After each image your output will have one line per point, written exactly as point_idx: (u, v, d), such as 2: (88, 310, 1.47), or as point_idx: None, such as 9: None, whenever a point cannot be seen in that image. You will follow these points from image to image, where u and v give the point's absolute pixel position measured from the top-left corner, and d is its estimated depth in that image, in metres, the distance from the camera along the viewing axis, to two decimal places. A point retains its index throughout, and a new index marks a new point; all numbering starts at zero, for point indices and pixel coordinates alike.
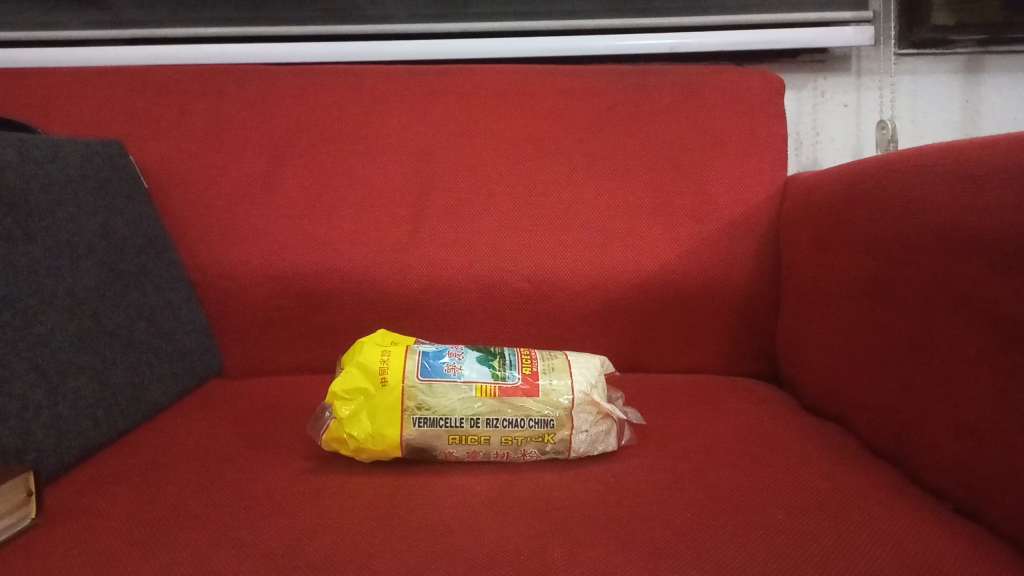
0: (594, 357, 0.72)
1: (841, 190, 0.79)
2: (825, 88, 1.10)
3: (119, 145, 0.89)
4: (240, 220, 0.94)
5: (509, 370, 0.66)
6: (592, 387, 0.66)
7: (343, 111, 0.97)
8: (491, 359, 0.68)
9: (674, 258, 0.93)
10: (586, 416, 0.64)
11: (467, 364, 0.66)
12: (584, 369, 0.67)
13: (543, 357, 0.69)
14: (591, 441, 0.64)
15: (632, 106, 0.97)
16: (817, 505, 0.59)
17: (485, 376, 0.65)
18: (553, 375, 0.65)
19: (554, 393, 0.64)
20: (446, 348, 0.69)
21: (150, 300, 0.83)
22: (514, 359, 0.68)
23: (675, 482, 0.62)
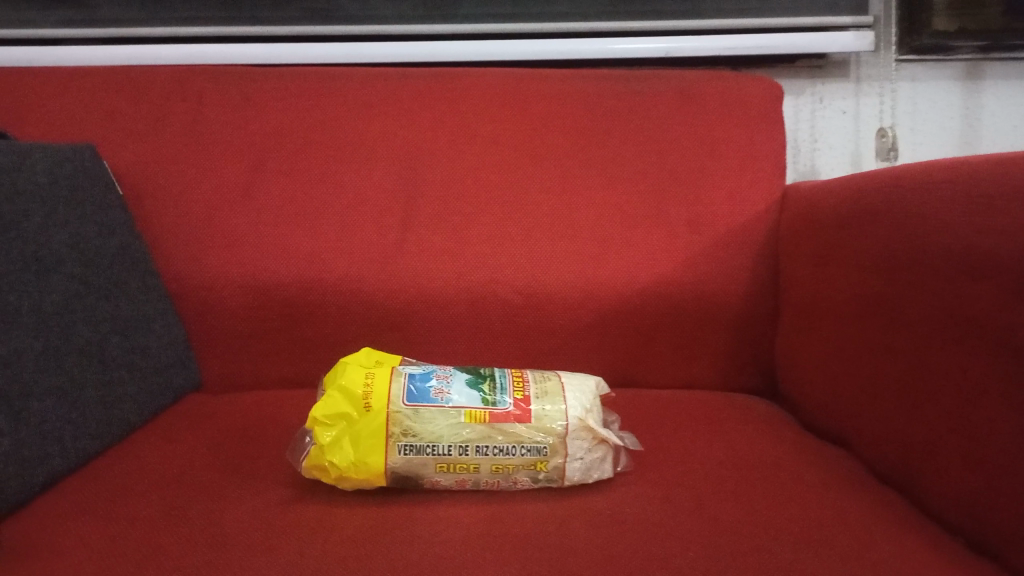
0: (589, 377, 0.69)
1: (847, 204, 0.76)
2: (824, 94, 1.07)
3: (92, 151, 0.85)
4: (220, 229, 0.90)
5: (499, 394, 0.62)
6: (587, 412, 0.63)
7: (327, 115, 0.93)
8: (481, 382, 0.64)
9: (670, 271, 0.90)
10: (579, 442, 0.61)
11: (454, 386, 0.63)
12: (577, 392, 0.64)
13: (535, 379, 0.66)
14: (586, 468, 0.61)
15: (626, 112, 0.94)
16: (823, 539, 0.56)
17: (474, 401, 0.62)
18: (546, 400, 0.62)
19: (547, 418, 0.61)
20: (433, 368, 0.66)
21: (123, 313, 0.79)
22: (504, 381, 0.65)
23: (674, 515, 0.59)
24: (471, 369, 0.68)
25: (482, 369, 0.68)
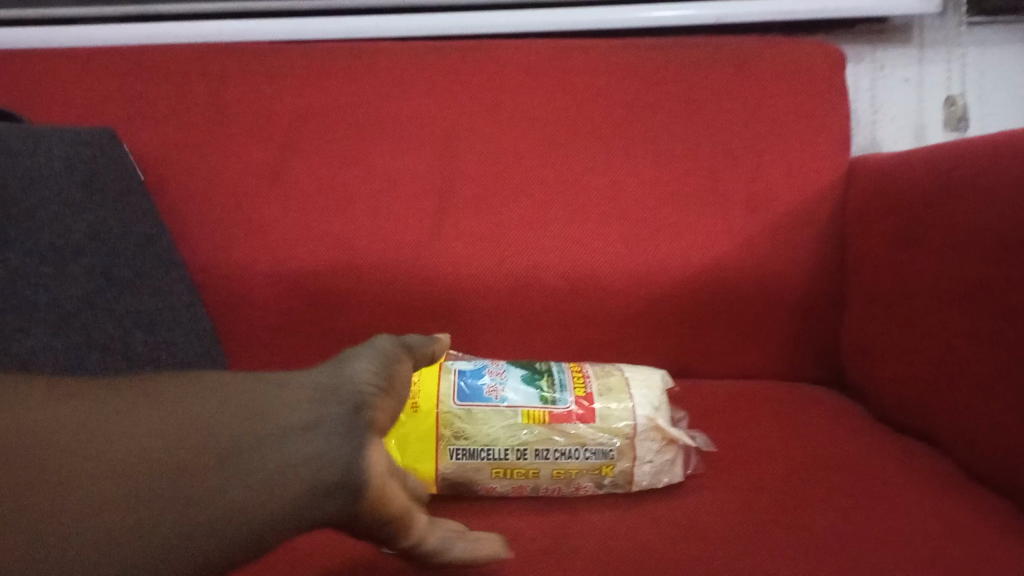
0: (651, 370, 0.67)
1: (927, 176, 0.69)
2: (884, 61, 1.00)
3: (111, 134, 0.80)
4: (247, 217, 0.85)
5: (560, 392, 0.61)
6: (656, 410, 0.61)
7: (356, 92, 0.87)
8: (538, 378, 0.63)
9: (725, 255, 0.85)
10: (649, 445, 0.59)
11: (512, 383, 0.62)
12: (643, 387, 0.62)
13: (597, 375, 0.64)
14: (659, 472, 0.59)
15: (676, 83, 0.87)
16: (926, 559, 0.51)
17: (533, 399, 0.60)
18: (610, 397, 0.61)
19: (612, 417, 0.59)
20: (489, 365, 0.65)
21: (148, 307, 0.75)
22: (565, 377, 0.63)
23: (755, 535, 0.54)
24: (530, 363, 0.67)
25: (541, 363, 0.66)
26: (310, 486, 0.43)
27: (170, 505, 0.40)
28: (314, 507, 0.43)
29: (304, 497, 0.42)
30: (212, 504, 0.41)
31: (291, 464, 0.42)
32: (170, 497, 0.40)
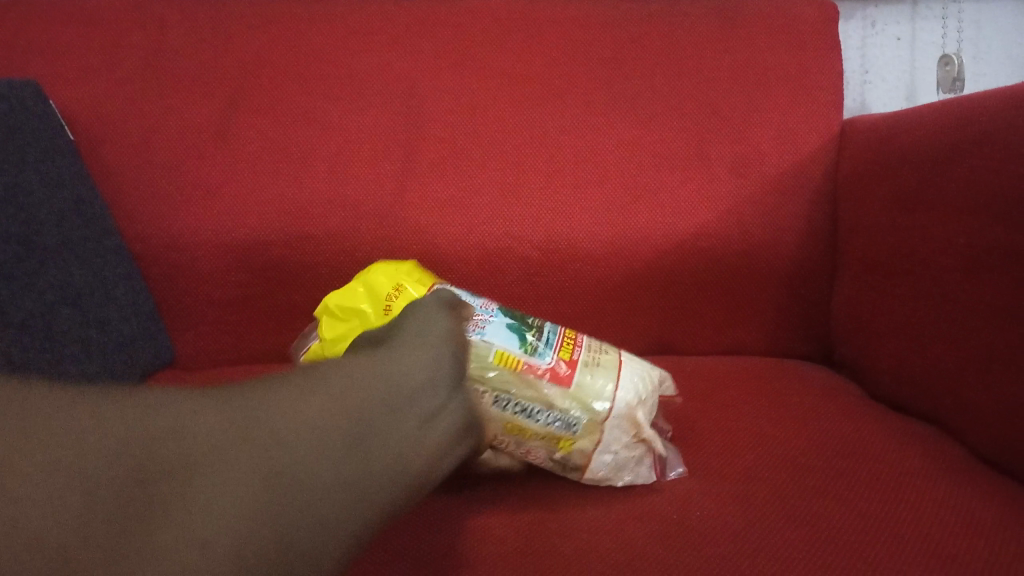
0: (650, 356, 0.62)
1: (932, 138, 0.64)
2: (876, 18, 0.94)
3: (33, 86, 0.72)
4: (191, 182, 0.77)
5: (543, 346, 0.56)
6: (639, 399, 0.55)
7: (308, 43, 0.79)
8: (526, 327, 0.58)
9: (710, 223, 0.79)
10: (617, 433, 0.54)
11: (493, 327, 0.57)
12: (634, 370, 0.56)
13: (589, 344, 0.59)
14: (614, 466, 0.54)
15: (658, 37, 0.80)
16: (947, 558, 0.46)
17: (511, 346, 0.56)
18: (594, 370, 0.55)
19: (590, 389, 0.54)
20: (480, 304, 0.60)
21: (76, 280, 0.68)
22: (553, 337, 0.58)
23: (757, 533, 0.49)
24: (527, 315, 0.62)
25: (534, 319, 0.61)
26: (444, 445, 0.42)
27: (358, 464, 0.37)
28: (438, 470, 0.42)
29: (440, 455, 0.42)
30: (381, 462, 0.38)
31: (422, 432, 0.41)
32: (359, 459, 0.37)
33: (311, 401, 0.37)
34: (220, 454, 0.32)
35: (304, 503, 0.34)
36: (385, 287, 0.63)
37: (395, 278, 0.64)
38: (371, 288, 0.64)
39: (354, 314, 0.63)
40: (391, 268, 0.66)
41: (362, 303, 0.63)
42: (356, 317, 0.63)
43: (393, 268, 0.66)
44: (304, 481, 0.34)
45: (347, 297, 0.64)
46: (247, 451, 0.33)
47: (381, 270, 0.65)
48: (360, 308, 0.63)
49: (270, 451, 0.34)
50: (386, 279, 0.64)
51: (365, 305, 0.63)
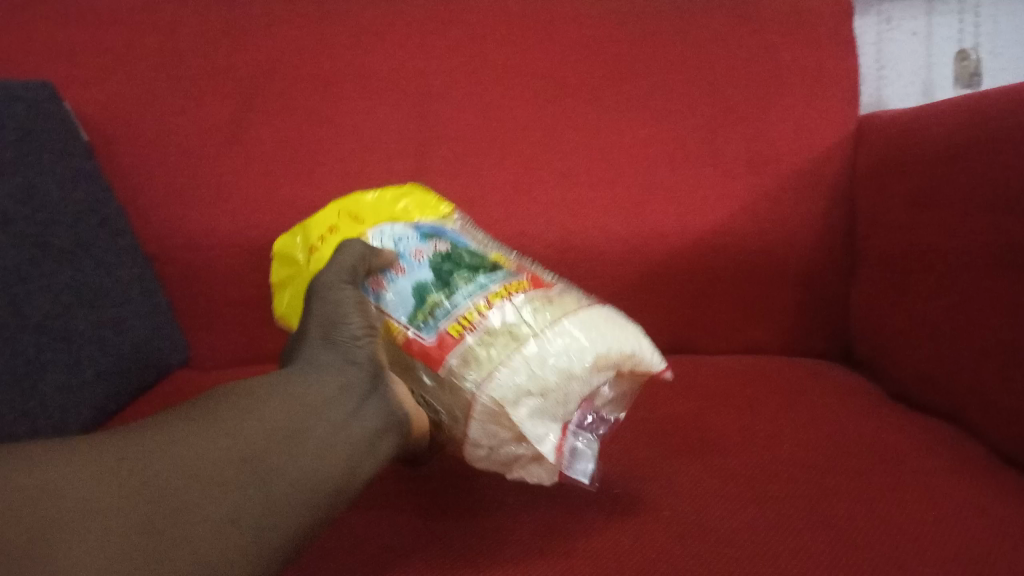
0: (611, 341, 0.48)
1: (950, 134, 0.63)
2: (892, 13, 0.94)
3: (48, 88, 0.72)
4: (205, 183, 0.78)
5: (436, 317, 0.49)
6: (524, 392, 0.45)
7: (321, 42, 0.79)
8: (435, 284, 0.50)
9: (725, 221, 0.79)
10: (490, 424, 0.46)
11: (402, 286, 0.51)
12: (541, 343, 0.46)
13: (519, 303, 0.48)
14: (497, 456, 0.48)
15: (673, 34, 0.80)
16: (969, 561, 0.45)
17: (402, 315, 0.51)
18: (490, 340, 0.46)
19: (466, 365, 0.46)
20: (417, 245, 0.53)
21: (92, 279, 0.68)
22: (470, 293, 0.49)
23: (778, 534, 0.48)
24: (482, 259, 0.53)
25: (484, 263, 0.52)
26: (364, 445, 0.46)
27: (260, 484, 0.41)
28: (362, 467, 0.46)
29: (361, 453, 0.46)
30: (284, 487, 0.41)
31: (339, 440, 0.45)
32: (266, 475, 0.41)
33: (192, 454, 0.40)
34: (110, 498, 0.37)
35: (196, 547, 0.37)
36: (317, 234, 0.59)
37: (330, 223, 0.59)
38: (307, 232, 0.60)
39: (291, 257, 0.61)
40: (343, 205, 0.60)
41: (299, 246, 0.61)
42: (291, 263, 0.61)
43: (343, 206, 0.60)
44: (202, 507, 0.38)
45: (294, 238, 0.62)
46: (132, 496, 0.37)
47: (332, 208, 0.60)
48: (295, 253, 0.61)
49: (152, 509, 0.37)
50: (323, 222, 0.60)
51: (299, 250, 0.60)
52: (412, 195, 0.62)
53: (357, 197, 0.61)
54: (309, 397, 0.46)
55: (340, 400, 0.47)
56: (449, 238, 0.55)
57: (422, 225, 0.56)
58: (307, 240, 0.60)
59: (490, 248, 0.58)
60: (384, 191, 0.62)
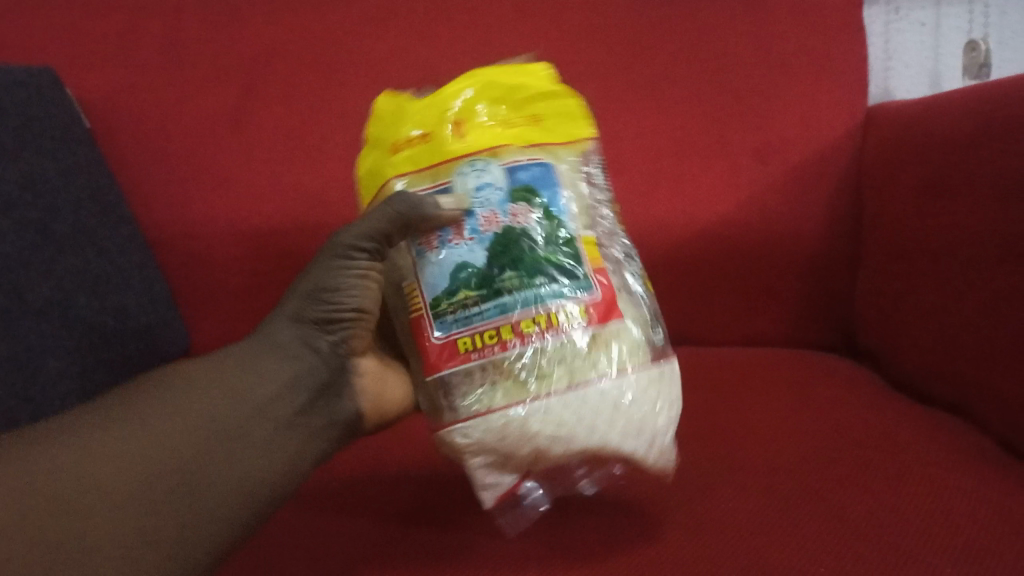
0: (626, 435, 0.43)
1: (958, 124, 0.63)
2: (900, 3, 0.93)
3: (51, 74, 0.72)
4: (210, 172, 0.78)
5: (457, 317, 0.45)
6: (483, 443, 0.43)
7: (324, 30, 0.78)
8: (475, 283, 0.45)
9: (730, 212, 0.79)
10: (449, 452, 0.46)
11: (446, 259, 0.46)
12: (539, 418, 0.42)
13: (552, 349, 0.44)
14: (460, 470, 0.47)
15: (680, 21, 0.79)
16: (975, 552, 0.45)
17: (430, 292, 0.46)
18: (491, 379, 0.44)
19: (459, 388, 0.45)
20: (496, 205, 0.46)
21: (94, 268, 0.69)
22: (508, 310, 0.44)
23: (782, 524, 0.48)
24: (557, 250, 0.46)
25: (555, 261, 0.46)
26: (299, 451, 0.48)
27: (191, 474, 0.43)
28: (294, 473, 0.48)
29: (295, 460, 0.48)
30: (231, 477, 0.44)
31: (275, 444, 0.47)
32: (198, 468, 0.43)
33: (152, 434, 0.43)
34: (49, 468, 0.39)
35: (120, 532, 0.39)
36: (423, 125, 0.48)
37: (445, 124, 0.48)
38: (412, 114, 0.49)
39: (380, 127, 0.51)
40: (473, 105, 0.49)
41: (395, 123, 0.50)
42: (377, 135, 0.51)
43: (472, 108, 0.49)
44: (133, 491, 0.40)
45: (398, 108, 0.50)
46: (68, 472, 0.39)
47: (457, 97, 0.49)
48: (387, 126, 0.50)
49: (84, 486, 0.39)
50: (438, 116, 0.48)
51: (391, 126, 0.50)
52: (555, 110, 0.50)
53: (493, 98, 0.49)
54: (270, 384, 0.48)
55: (299, 388, 0.49)
56: (542, 199, 0.47)
57: (515, 172, 0.47)
58: (405, 122, 0.49)
59: (585, 214, 0.48)
60: (529, 99, 0.50)
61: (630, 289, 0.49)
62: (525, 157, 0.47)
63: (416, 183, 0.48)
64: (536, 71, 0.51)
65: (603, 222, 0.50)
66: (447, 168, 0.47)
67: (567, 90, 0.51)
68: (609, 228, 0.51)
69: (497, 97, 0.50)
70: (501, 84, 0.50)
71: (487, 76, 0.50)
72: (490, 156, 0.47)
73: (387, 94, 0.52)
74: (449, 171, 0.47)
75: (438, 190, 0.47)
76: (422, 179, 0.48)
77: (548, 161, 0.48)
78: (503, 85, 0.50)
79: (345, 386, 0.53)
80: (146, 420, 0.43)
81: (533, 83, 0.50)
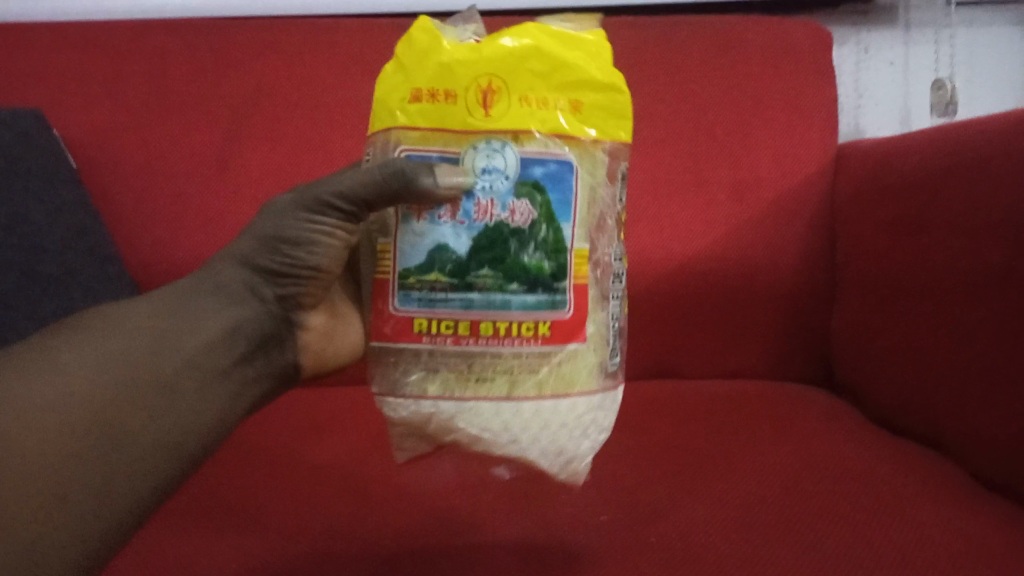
0: (546, 453, 0.42)
1: (929, 161, 0.65)
2: (869, 43, 0.96)
3: (38, 116, 0.73)
4: (194, 209, 0.78)
5: (423, 293, 0.41)
6: (409, 414, 0.42)
7: (309, 71, 0.79)
8: (450, 268, 0.41)
9: (709, 246, 0.80)
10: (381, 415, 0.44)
11: (429, 236, 0.41)
12: (465, 419, 0.41)
13: (512, 351, 0.41)
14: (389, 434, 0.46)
15: (658, 63, 0.81)
16: None
17: (400, 262, 0.42)
18: (438, 362, 0.41)
19: (403, 364, 0.42)
20: (498, 195, 0.40)
21: (79, 307, 0.68)
22: (474, 308, 0.41)
23: (764, 554, 0.48)
24: (547, 256, 0.41)
25: (538, 267, 0.41)
26: (225, 417, 0.45)
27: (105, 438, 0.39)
28: (214, 440, 0.44)
29: (219, 426, 0.44)
30: (146, 440, 0.41)
31: (202, 409, 0.43)
32: (114, 431, 0.39)
33: (75, 379, 0.39)
34: None
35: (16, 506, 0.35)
36: (452, 79, 0.41)
37: (477, 88, 0.41)
38: (446, 61, 0.41)
39: (407, 59, 0.43)
40: (518, 73, 0.41)
41: (424, 62, 0.42)
42: (400, 66, 0.43)
43: (515, 76, 0.41)
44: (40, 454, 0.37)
45: (434, 44, 0.42)
46: None
47: (503, 58, 0.41)
48: (414, 62, 0.42)
49: None
50: (473, 77, 0.41)
51: (418, 64, 0.42)
52: (604, 102, 0.43)
53: (542, 71, 0.42)
54: (204, 334, 0.44)
55: (237, 339, 0.45)
56: (548, 199, 0.41)
57: (531, 165, 0.41)
58: (435, 68, 0.41)
59: (592, 216, 0.43)
60: (579, 83, 0.42)
61: (613, 302, 0.45)
62: (553, 147, 0.41)
63: (425, 144, 0.42)
64: (598, 53, 0.43)
65: (610, 223, 0.45)
66: (462, 139, 0.41)
67: (623, 84, 0.43)
68: (615, 230, 0.45)
69: (547, 72, 0.42)
70: (555, 58, 0.42)
71: (544, 44, 0.42)
72: (513, 140, 0.41)
73: (427, 20, 0.43)
74: (464, 142, 0.41)
75: (445, 160, 0.41)
76: (430, 142, 0.42)
77: (572, 158, 0.42)
78: (556, 60, 0.42)
79: (288, 339, 0.49)
80: (69, 360, 0.40)
81: (588, 67, 0.42)
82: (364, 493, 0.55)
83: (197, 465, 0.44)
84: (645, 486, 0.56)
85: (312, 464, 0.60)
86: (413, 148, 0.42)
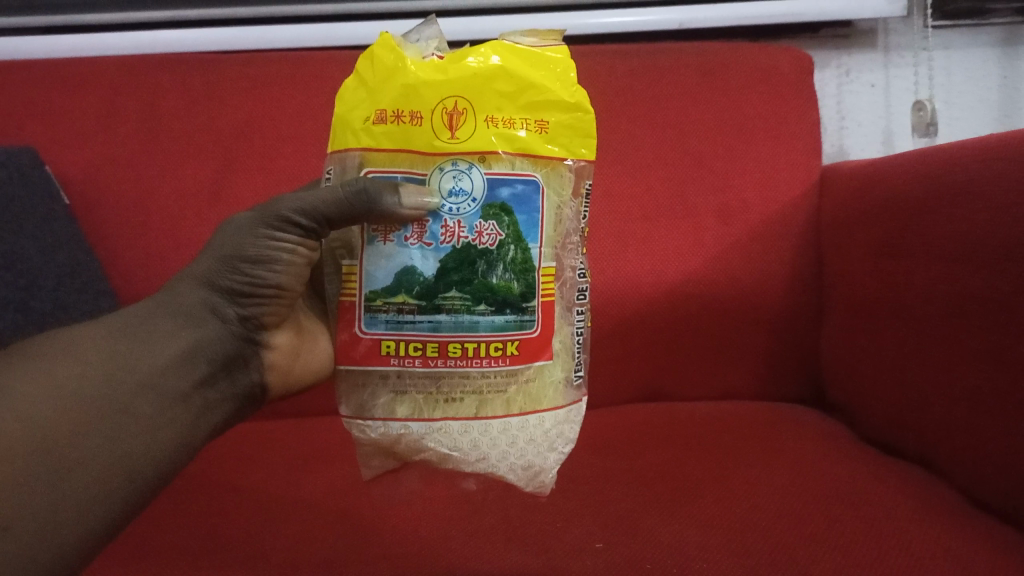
0: (513, 468, 0.44)
1: (908, 183, 0.66)
2: (850, 66, 0.97)
3: (31, 154, 0.74)
4: (187, 241, 0.78)
5: (391, 315, 0.43)
6: (380, 439, 0.44)
7: (298, 102, 0.80)
8: (418, 291, 0.42)
9: (698, 269, 0.81)
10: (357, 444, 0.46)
11: (395, 257, 0.43)
12: (434, 439, 0.43)
13: (475, 373, 0.43)
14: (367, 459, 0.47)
15: (643, 89, 0.82)
16: None
17: (367, 284, 0.43)
18: (405, 387, 0.44)
19: (372, 388, 0.44)
20: (464, 218, 0.42)
21: None
22: (442, 329, 0.43)
23: None
24: (516, 276, 0.43)
25: (506, 288, 0.43)
26: (186, 439, 0.44)
27: (56, 463, 0.39)
28: (175, 463, 0.44)
29: (180, 448, 0.44)
30: (100, 463, 0.40)
31: (161, 431, 0.43)
32: (65, 457, 0.39)
33: (26, 408, 0.39)
34: None
35: None
36: (418, 100, 0.42)
37: (443, 110, 0.42)
38: (412, 81, 0.42)
39: (371, 77, 0.43)
40: (484, 94, 0.43)
41: (389, 81, 0.43)
42: (364, 84, 0.44)
43: (481, 97, 0.43)
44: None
45: (398, 65, 0.43)
46: None
47: (469, 80, 0.42)
48: (379, 80, 0.43)
49: None
50: (439, 98, 0.42)
51: (382, 82, 0.43)
52: (569, 122, 0.44)
53: (508, 92, 0.43)
54: (161, 356, 0.44)
55: (198, 360, 0.45)
56: (515, 220, 0.43)
57: (497, 186, 0.42)
58: (401, 87, 0.42)
59: (558, 237, 0.45)
60: (545, 102, 0.44)
61: (577, 315, 0.47)
62: (518, 168, 0.43)
63: (391, 164, 0.43)
64: (564, 73, 0.45)
65: (575, 241, 0.46)
66: (428, 160, 0.42)
67: (589, 102, 0.45)
68: (580, 246, 0.47)
69: (513, 92, 0.43)
70: (522, 78, 0.43)
71: (509, 66, 0.43)
72: (479, 162, 0.42)
73: (389, 36, 0.44)
74: (430, 163, 0.42)
75: (411, 181, 0.43)
76: (396, 161, 0.43)
77: (539, 178, 0.43)
78: (522, 81, 0.43)
79: (253, 358, 0.49)
80: (22, 387, 0.40)
81: (555, 87, 0.44)
82: (359, 523, 0.56)
83: (160, 486, 0.43)
84: (639, 511, 0.57)
85: (308, 495, 0.60)
86: (378, 168, 0.43)
